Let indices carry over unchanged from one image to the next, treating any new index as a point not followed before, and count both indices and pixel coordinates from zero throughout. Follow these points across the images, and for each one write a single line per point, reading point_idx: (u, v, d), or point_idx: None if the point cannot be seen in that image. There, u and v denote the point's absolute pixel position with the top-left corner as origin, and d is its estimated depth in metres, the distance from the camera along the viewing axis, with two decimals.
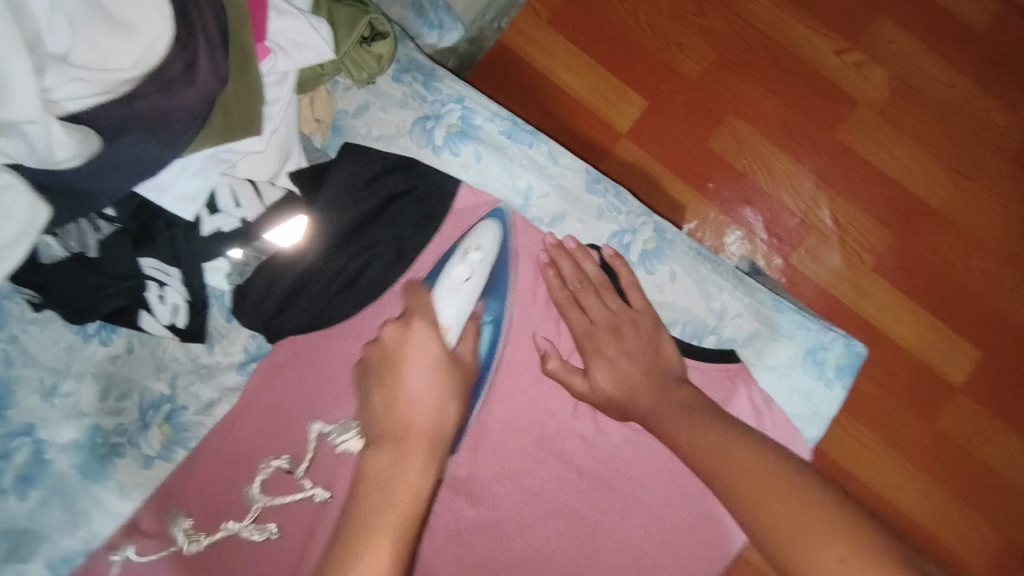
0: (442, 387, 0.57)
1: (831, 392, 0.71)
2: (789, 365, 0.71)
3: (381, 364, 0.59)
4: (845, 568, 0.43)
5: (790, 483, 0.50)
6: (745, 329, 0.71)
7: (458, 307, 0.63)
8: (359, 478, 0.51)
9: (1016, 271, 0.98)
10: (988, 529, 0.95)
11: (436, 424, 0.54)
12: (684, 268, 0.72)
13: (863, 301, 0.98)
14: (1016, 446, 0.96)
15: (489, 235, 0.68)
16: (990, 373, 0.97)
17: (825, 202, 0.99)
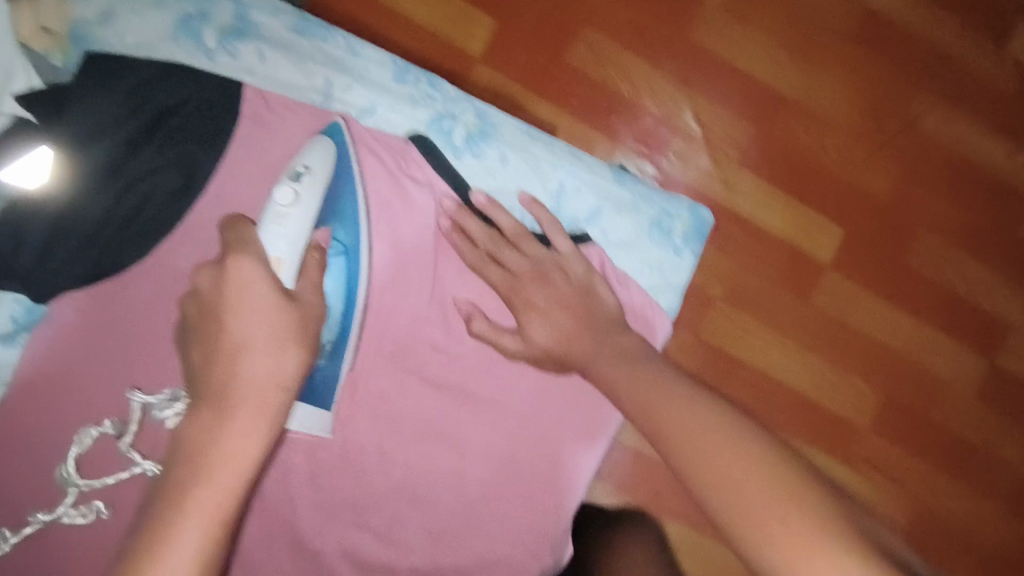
0: (275, 326, 0.48)
1: (681, 260, 0.77)
2: (608, 219, 0.75)
3: (198, 321, 0.49)
4: (698, 446, 0.47)
5: (664, 391, 0.53)
6: (584, 202, 0.75)
7: (294, 227, 0.54)
8: (176, 444, 0.45)
9: (887, 169, 1.04)
10: (869, 390, 1.01)
11: (270, 381, 0.47)
12: (515, 149, 0.74)
13: (748, 208, 1.01)
14: (896, 333, 1.02)
15: (320, 156, 0.59)
16: (855, 247, 1.03)
17: (686, 102, 1.00)
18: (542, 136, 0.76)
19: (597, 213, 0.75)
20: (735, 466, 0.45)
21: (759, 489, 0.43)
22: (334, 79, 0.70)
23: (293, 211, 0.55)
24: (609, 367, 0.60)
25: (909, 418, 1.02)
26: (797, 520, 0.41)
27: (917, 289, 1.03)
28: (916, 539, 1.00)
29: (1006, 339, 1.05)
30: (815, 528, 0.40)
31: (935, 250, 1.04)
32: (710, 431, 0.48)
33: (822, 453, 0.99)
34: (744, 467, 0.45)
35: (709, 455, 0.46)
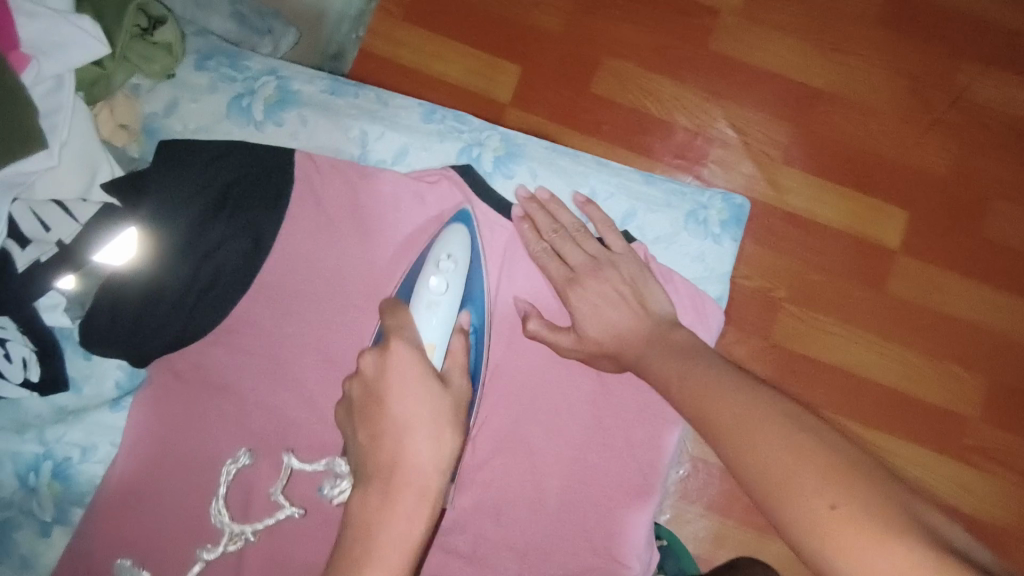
0: (433, 411, 0.50)
1: (722, 247, 0.75)
2: (641, 217, 0.75)
3: (360, 407, 0.51)
4: (741, 431, 0.47)
5: (716, 381, 0.53)
6: (615, 205, 0.75)
7: (438, 325, 0.60)
8: (347, 526, 0.46)
9: (942, 142, 1.00)
10: (970, 376, 0.95)
11: (428, 468, 0.47)
12: (542, 164, 0.75)
13: (798, 204, 0.99)
14: (986, 309, 0.96)
15: (459, 242, 0.66)
16: (924, 227, 0.98)
17: (719, 112, 1.01)
18: (566, 148, 0.77)
19: (628, 213, 0.75)
20: (785, 457, 0.44)
21: (801, 471, 0.43)
22: (368, 131, 0.74)
23: (440, 301, 0.61)
24: (669, 368, 0.58)
25: (1021, 397, 0.94)
26: (858, 525, 0.39)
27: (1003, 261, 0.97)
28: None
29: None
30: (859, 511, 0.39)
31: (1015, 217, 0.98)
32: (754, 419, 0.47)
33: (929, 451, 0.93)
34: (788, 451, 0.44)
35: (752, 439, 0.46)
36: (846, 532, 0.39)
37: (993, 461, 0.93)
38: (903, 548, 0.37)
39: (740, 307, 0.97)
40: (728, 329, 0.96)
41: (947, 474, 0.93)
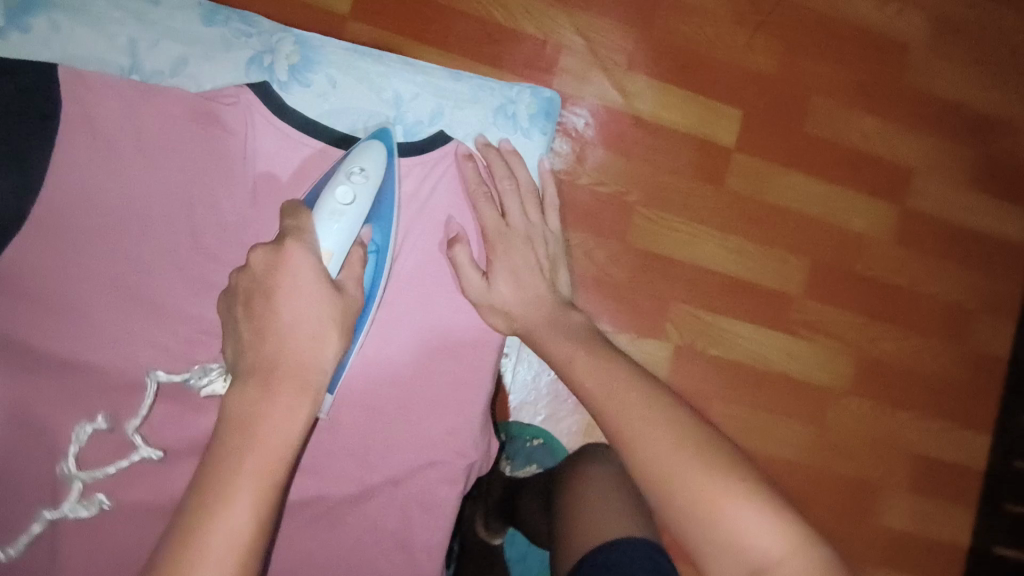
0: (323, 313, 0.52)
1: (529, 140, 0.77)
2: (448, 116, 0.75)
3: (248, 295, 0.52)
4: (639, 426, 0.50)
5: (617, 382, 0.55)
6: (423, 103, 0.75)
7: (342, 237, 0.58)
8: (223, 419, 0.46)
9: (769, 40, 1.06)
10: (795, 259, 1.06)
11: (312, 365, 0.50)
12: (341, 69, 0.73)
13: (645, 108, 1.03)
14: (809, 197, 1.07)
15: (372, 158, 0.64)
16: (755, 125, 1.06)
17: (565, 18, 1.00)
18: (366, 51, 0.75)
19: (435, 111, 0.75)
20: (655, 421, 0.50)
21: (683, 455, 0.48)
22: (141, 39, 0.70)
23: (347, 213, 0.59)
24: (559, 343, 0.63)
25: (838, 270, 1.07)
26: (708, 475, 0.47)
27: (822, 152, 1.07)
28: (862, 383, 1.07)
29: (913, 182, 1.10)
30: (740, 490, 0.46)
31: (831, 111, 1.08)
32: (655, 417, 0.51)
33: (764, 327, 1.05)
34: (672, 439, 0.49)
35: (644, 433, 0.50)
36: (694, 478, 0.47)
37: (818, 327, 1.06)
38: (734, 482, 0.47)
39: (597, 214, 1.01)
40: (586, 234, 1.00)
41: (781, 342, 1.05)
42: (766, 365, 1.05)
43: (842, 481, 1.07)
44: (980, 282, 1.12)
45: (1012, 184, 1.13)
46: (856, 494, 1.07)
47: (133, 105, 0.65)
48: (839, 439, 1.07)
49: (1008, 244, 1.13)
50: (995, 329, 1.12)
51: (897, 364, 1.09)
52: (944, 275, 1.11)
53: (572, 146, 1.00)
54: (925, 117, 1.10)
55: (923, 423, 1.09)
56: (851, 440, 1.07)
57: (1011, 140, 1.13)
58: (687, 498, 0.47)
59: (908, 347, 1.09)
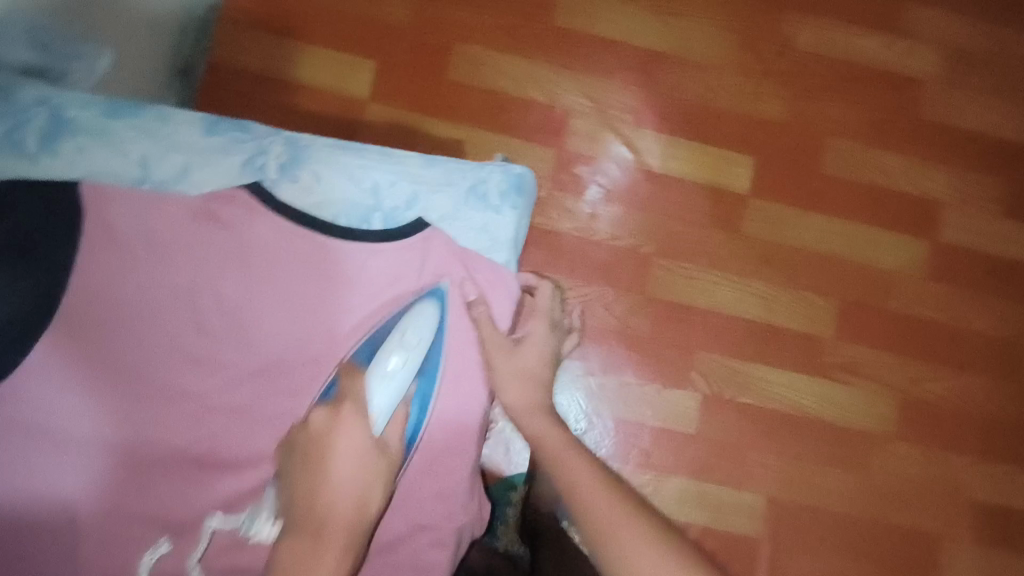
0: (369, 477, 0.55)
1: (508, 221, 0.64)
2: (424, 201, 0.63)
3: (305, 452, 0.55)
4: (614, 538, 0.56)
5: (600, 485, 0.60)
6: (397, 193, 0.63)
7: (389, 399, 0.57)
8: (275, 569, 0.51)
9: (778, 88, 1.08)
10: (823, 301, 1.04)
11: (355, 523, 0.53)
12: (325, 163, 0.62)
13: (656, 162, 1.05)
14: (832, 237, 1.05)
15: (426, 321, 0.60)
16: (769, 170, 1.06)
17: (572, 85, 1.05)
18: (334, 142, 0.64)
19: (410, 196, 0.63)
20: (635, 536, 0.56)
21: (645, 558, 0.55)
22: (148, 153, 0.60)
23: (398, 374, 0.58)
24: (576, 461, 0.63)
25: (870, 311, 1.04)
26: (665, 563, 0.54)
27: (842, 193, 1.06)
28: (908, 427, 1.02)
29: (942, 215, 1.07)
30: None
31: (847, 151, 1.07)
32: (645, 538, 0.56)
33: (795, 373, 1.02)
34: (640, 536, 0.56)
35: (615, 534, 0.56)
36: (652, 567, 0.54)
37: (853, 370, 1.03)
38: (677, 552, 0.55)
39: (615, 267, 1.02)
40: (604, 287, 1.02)
41: (814, 387, 1.02)
42: (801, 412, 1.02)
43: (896, 532, 1.00)
44: None
45: None
46: (913, 548, 1.00)
47: (143, 214, 0.57)
48: (887, 486, 1.01)
49: None
50: None
51: (946, 407, 1.03)
52: (989, 309, 1.05)
53: (586, 204, 1.03)
54: (948, 150, 1.08)
55: (982, 468, 1.02)
56: (901, 488, 1.01)
57: None
58: None
59: (957, 388, 1.03)
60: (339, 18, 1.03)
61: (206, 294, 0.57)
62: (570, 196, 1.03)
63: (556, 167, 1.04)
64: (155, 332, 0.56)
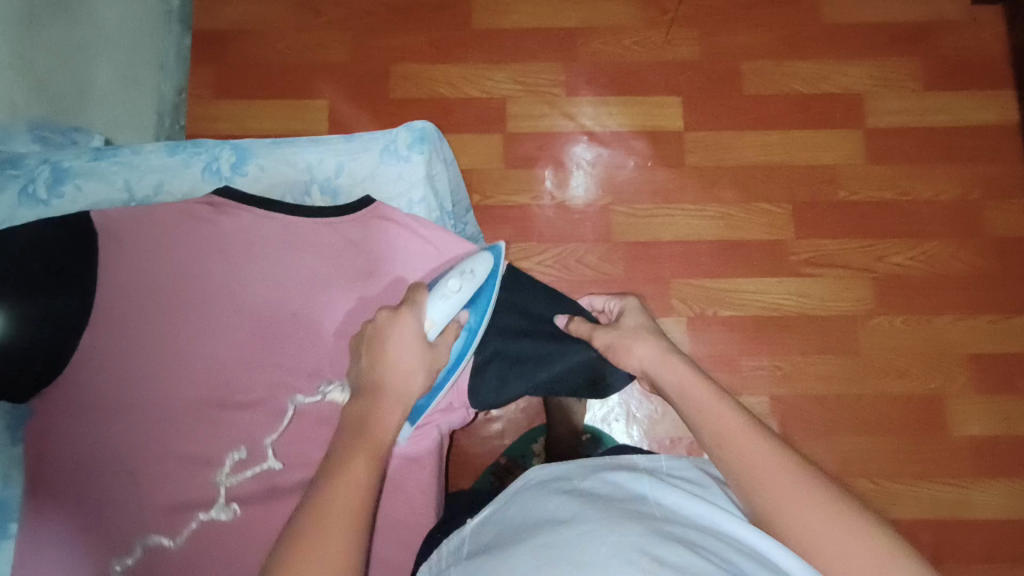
0: (418, 359, 0.64)
1: (419, 169, 0.77)
2: (347, 167, 0.77)
3: (371, 341, 0.65)
4: (785, 505, 0.51)
5: (767, 455, 0.55)
6: (325, 166, 0.77)
7: (447, 310, 0.68)
8: (344, 423, 0.59)
9: (686, 30, 1.17)
10: (776, 207, 1.11)
11: (404, 393, 0.62)
12: (269, 155, 0.77)
13: (594, 122, 1.15)
14: (771, 148, 1.13)
15: (482, 262, 0.72)
16: (698, 103, 1.15)
17: (502, 74, 1.17)
18: (268, 141, 0.77)
19: (337, 168, 0.77)
20: (805, 502, 0.51)
21: (833, 533, 0.49)
22: (131, 177, 0.75)
23: (454, 296, 0.69)
24: (723, 410, 0.59)
25: (824, 204, 1.11)
26: (852, 540, 0.49)
27: (770, 107, 1.15)
28: (886, 301, 1.08)
29: (867, 104, 1.14)
30: (894, 557, 0.48)
31: (764, 69, 1.16)
32: (779, 469, 0.53)
33: (768, 278, 1.09)
34: (817, 510, 0.51)
35: (787, 504, 0.51)
36: (841, 541, 0.49)
37: (822, 262, 1.10)
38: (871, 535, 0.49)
39: (579, 224, 1.12)
40: (574, 243, 1.11)
41: (789, 286, 1.09)
42: (782, 311, 1.08)
43: (900, 401, 1.06)
44: (975, 174, 1.12)
45: (971, 75, 1.15)
46: (920, 412, 1.05)
47: (139, 223, 0.69)
48: (882, 360, 1.07)
49: (991, 130, 1.13)
50: (1009, 213, 1.11)
51: (919, 275, 1.09)
52: (933, 177, 1.12)
53: (544, 173, 1.13)
54: (859, 44, 1.16)
55: (965, 323, 1.07)
56: (896, 358, 1.07)
57: (953, 36, 1.16)
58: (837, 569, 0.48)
59: (923, 256, 1.09)
60: (287, 71, 1.17)
61: (211, 271, 0.70)
62: (524, 171, 1.14)
63: (506, 149, 1.14)
64: (175, 307, 0.69)
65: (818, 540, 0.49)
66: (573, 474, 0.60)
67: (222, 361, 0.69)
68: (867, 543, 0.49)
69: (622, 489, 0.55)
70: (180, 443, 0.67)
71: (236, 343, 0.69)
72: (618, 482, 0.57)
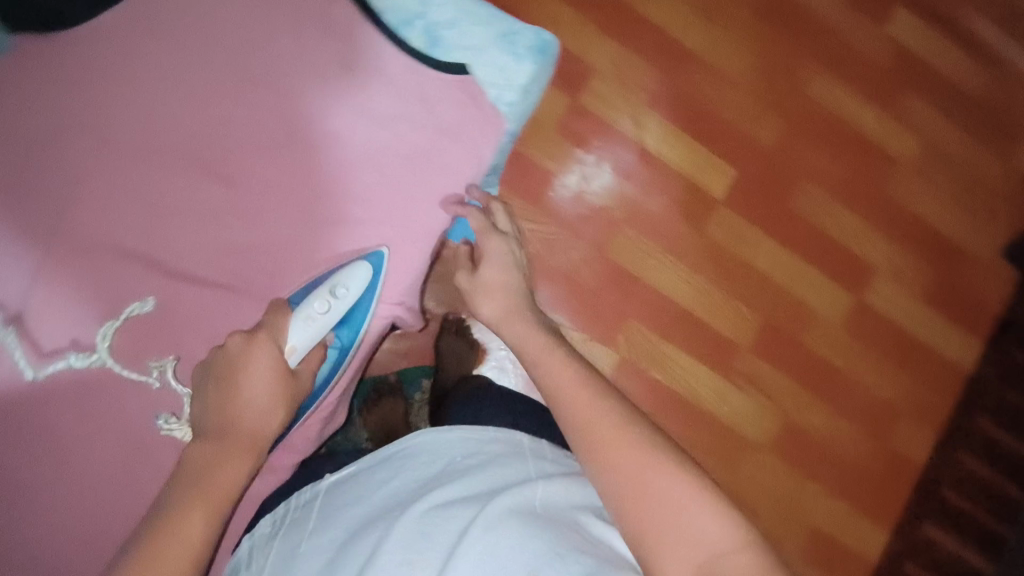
0: (272, 392, 0.60)
1: (522, 69, 0.76)
2: (462, 26, 0.76)
3: (220, 371, 0.59)
4: (611, 451, 0.53)
5: (598, 408, 0.56)
6: (444, 13, 0.76)
7: (309, 335, 0.65)
8: (187, 466, 0.55)
9: (778, 119, 1.18)
10: (749, 314, 1.15)
11: (258, 434, 0.58)
12: None
13: (653, 142, 1.14)
14: (778, 264, 1.16)
15: (360, 277, 0.69)
16: (747, 187, 1.16)
17: (604, 47, 1.13)
18: None
19: (452, 21, 0.76)
20: (631, 457, 0.52)
21: (661, 476, 0.51)
22: None
23: (319, 318, 0.66)
24: (557, 365, 0.62)
25: (787, 336, 1.16)
26: (675, 478, 0.51)
27: (799, 230, 1.17)
28: (781, 445, 1.14)
29: (872, 280, 1.19)
30: (710, 501, 0.50)
31: (815, 198, 1.18)
32: (595, 415, 0.56)
33: (705, 366, 1.13)
34: (647, 455, 0.52)
35: (617, 454, 0.53)
36: (664, 482, 0.51)
37: (754, 382, 1.14)
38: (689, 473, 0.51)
39: (585, 221, 1.11)
40: (569, 235, 1.11)
41: (718, 383, 1.13)
42: (698, 401, 1.12)
43: None
44: (912, 389, 1.20)
45: (960, 312, 1.22)
46: None
47: None
48: (749, 490, 1.13)
49: (947, 363, 1.21)
50: (916, 435, 1.19)
51: (819, 441, 1.15)
52: (881, 371, 1.19)
53: (584, 158, 1.12)
54: (897, 227, 1.21)
55: (828, 499, 1.15)
56: (760, 494, 1.13)
57: (968, 271, 1.23)
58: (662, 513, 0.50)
59: (834, 428, 1.16)
60: None
61: (277, 40, 0.70)
62: (568, 145, 1.11)
63: (566, 114, 1.11)
64: (216, 77, 0.69)
65: (643, 484, 0.51)
66: (459, 450, 0.62)
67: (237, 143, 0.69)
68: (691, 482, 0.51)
69: (514, 475, 0.57)
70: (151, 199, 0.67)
71: (256, 128, 0.69)
72: (508, 461, 0.60)
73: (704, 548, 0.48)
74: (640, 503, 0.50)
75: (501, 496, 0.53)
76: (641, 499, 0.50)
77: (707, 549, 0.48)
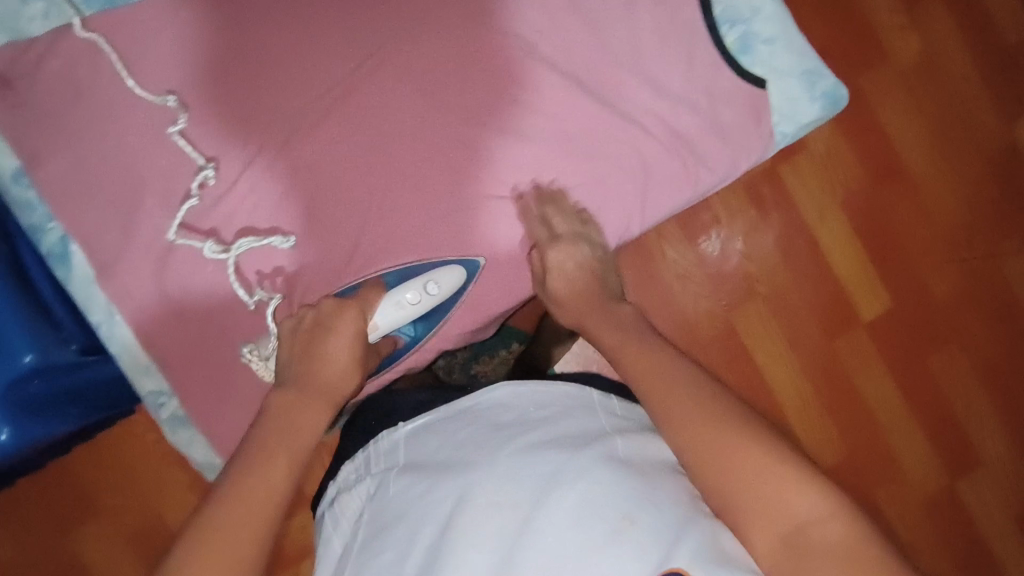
0: (351, 351, 0.69)
1: (811, 109, 0.93)
2: (776, 48, 0.93)
3: (312, 331, 0.70)
4: (699, 433, 0.55)
5: (685, 385, 0.59)
6: (767, 28, 0.93)
7: (393, 318, 0.75)
8: (263, 418, 0.61)
9: (957, 275, 1.13)
10: (837, 444, 1.12)
11: (336, 387, 0.66)
12: None
13: (827, 240, 1.12)
14: (887, 410, 1.13)
15: (450, 278, 0.80)
16: (895, 323, 1.13)
17: (825, 131, 1.11)
18: None
19: (771, 39, 0.93)
20: (721, 447, 0.54)
21: (744, 458, 0.53)
22: None
23: (405, 304, 0.76)
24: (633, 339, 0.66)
25: (863, 482, 1.12)
26: (760, 463, 0.52)
27: (923, 389, 1.13)
28: None
29: (973, 473, 1.14)
30: (798, 483, 0.51)
31: (954, 366, 1.14)
32: (675, 397, 0.58)
33: None
34: (739, 442, 0.53)
35: (708, 440, 0.54)
36: (743, 466, 0.52)
37: None
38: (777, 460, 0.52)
39: (727, 281, 1.10)
40: (707, 285, 1.10)
41: None
42: None
43: None
44: None
45: None
46: None
47: None
48: None
49: None
50: None
51: None
52: (941, 562, 1.13)
53: (756, 224, 1.11)
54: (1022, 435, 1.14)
55: None
56: None
57: None
58: (746, 499, 0.52)
59: None
60: None
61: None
62: (747, 206, 1.11)
63: (759, 176, 1.11)
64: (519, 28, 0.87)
65: (730, 468, 0.53)
66: (531, 400, 0.64)
67: (556, 71, 0.86)
68: (775, 467, 0.52)
69: (590, 429, 0.60)
70: (473, 86, 0.85)
71: (567, 57, 0.87)
72: (586, 421, 0.62)
73: (792, 520, 0.50)
74: (727, 485, 0.53)
75: (586, 446, 0.56)
76: (728, 482, 0.53)
77: (791, 520, 0.50)
